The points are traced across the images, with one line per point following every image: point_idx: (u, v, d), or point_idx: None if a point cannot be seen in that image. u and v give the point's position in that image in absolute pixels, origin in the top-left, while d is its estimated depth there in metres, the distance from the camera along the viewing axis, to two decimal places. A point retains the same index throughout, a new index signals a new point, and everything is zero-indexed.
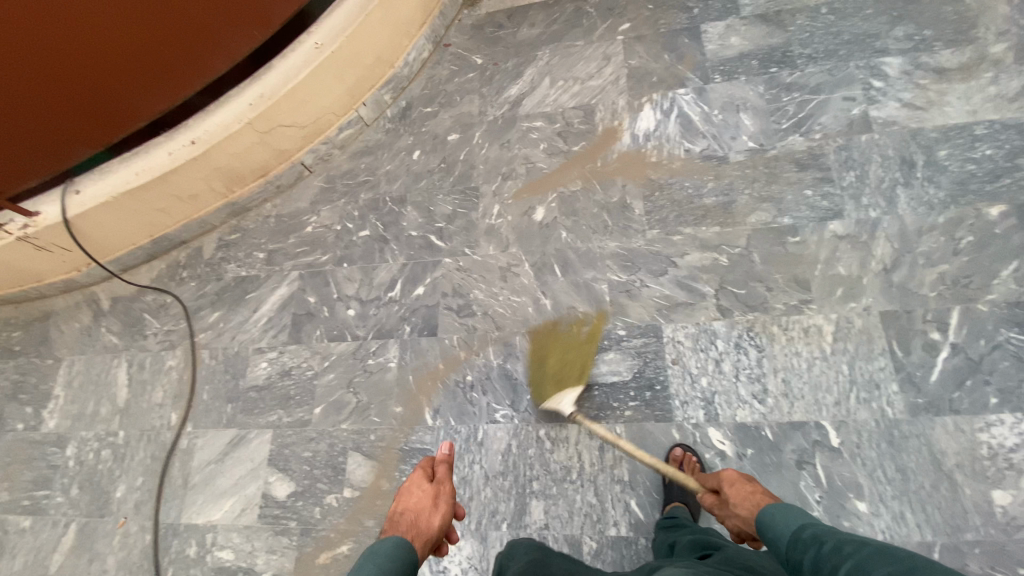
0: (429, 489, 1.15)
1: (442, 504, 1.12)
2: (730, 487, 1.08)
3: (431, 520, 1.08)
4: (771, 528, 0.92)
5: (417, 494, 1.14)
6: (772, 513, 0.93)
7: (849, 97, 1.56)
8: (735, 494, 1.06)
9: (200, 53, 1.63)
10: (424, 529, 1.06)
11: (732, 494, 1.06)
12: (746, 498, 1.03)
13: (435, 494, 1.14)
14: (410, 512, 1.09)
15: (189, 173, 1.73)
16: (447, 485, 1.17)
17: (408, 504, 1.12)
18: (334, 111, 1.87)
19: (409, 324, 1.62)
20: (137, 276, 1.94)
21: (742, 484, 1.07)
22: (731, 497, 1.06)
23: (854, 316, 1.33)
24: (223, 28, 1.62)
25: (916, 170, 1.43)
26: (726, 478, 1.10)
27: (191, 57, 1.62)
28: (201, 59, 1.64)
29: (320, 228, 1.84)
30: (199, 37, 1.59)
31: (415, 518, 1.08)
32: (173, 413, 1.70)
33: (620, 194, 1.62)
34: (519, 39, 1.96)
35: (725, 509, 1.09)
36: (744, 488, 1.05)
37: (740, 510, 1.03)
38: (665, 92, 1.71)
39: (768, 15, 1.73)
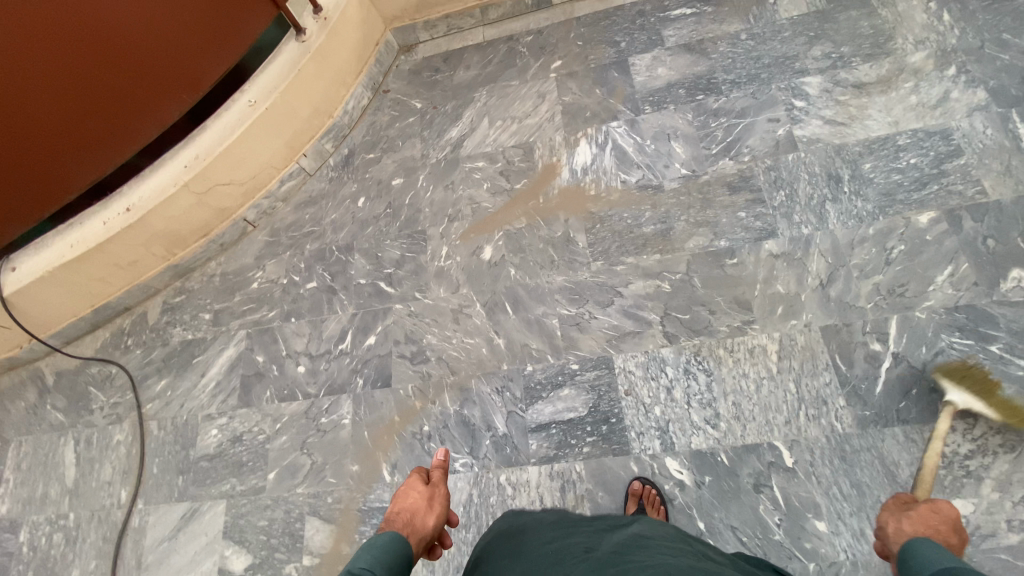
0: (425, 492, 1.11)
1: (437, 506, 1.07)
2: (927, 509, 0.94)
3: (425, 520, 1.03)
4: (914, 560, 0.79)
5: (413, 495, 1.10)
6: (924, 546, 0.81)
7: (773, 119, 1.61)
8: (918, 514, 0.92)
9: (130, 123, 1.61)
10: (418, 528, 1.01)
11: (920, 514, 0.92)
12: (922, 525, 0.90)
13: (430, 496, 1.09)
14: (405, 512, 1.04)
15: (127, 240, 1.69)
16: (443, 488, 1.12)
17: (404, 505, 1.08)
18: (274, 165, 1.86)
19: (362, 375, 1.59)
20: (80, 348, 1.87)
21: (944, 519, 0.91)
22: (914, 512, 0.93)
23: (796, 333, 1.35)
24: (150, 95, 1.60)
25: (842, 185, 1.48)
26: (935, 505, 0.94)
27: (119, 126, 1.59)
28: (130, 128, 1.62)
29: (267, 284, 1.81)
30: (125, 106, 1.57)
31: (410, 517, 1.03)
32: (123, 490, 1.62)
33: (563, 229, 1.63)
34: (456, 82, 1.99)
35: (890, 515, 0.96)
36: (937, 522, 0.90)
37: (904, 523, 0.91)
38: (599, 125, 1.75)
39: (692, 44, 1.79)
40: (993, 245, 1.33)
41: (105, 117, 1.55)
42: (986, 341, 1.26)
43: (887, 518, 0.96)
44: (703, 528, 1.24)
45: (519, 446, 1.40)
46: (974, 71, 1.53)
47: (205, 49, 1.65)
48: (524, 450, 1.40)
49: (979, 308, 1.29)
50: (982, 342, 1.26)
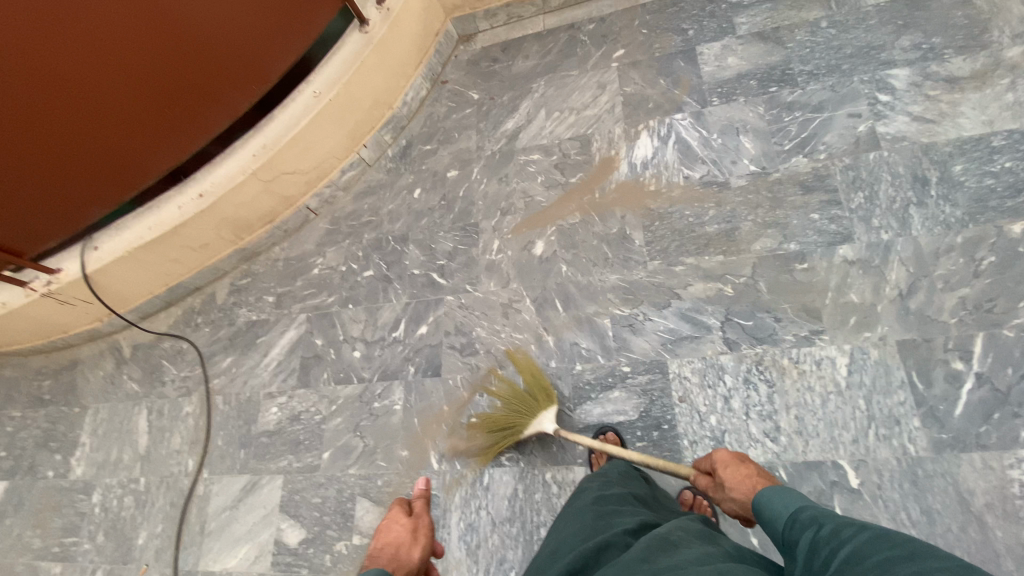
0: (407, 524, 1.27)
1: (422, 540, 1.23)
2: (726, 469, 1.07)
3: (411, 553, 1.19)
4: (767, 513, 0.91)
5: (396, 528, 1.26)
6: (769, 497, 0.92)
7: (854, 114, 1.50)
8: (731, 478, 1.05)
9: (204, 114, 1.70)
10: (404, 561, 1.16)
11: (728, 477, 1.05)
12: (741, 481, 1.03)
13: (414, 530, 1.25)
14: (390, 546, 1.20)
15: (199, 224, 1.78)
16: (425, 521, 1.30)
17: (386, 540, 1.23)
18: (335, 155, 1.91)
19: (413, 364, 1.63)
20: (155, 323, 2.01)
21: (739, 466, 1.06)
22: (725, 480, 1.05)
23: (869, 346, 1.27)
24: (222, 87, 1.67)
25: (930, 188, 1.36)
26: (721, 460, 1.09)
27: (193, 117, 1.68)
28: (203, 118, 1.70)
29: (326, 270, 1.87)
30: (199, 97, 1.65)
31: (395, 552, 1.18)
32: (190, 459, 1.74)
33: (619, 225, 1.59)
34: (514, 72, 1.96)
35: (720, 492, 1.07)
36: (744, 474, 1.04)
37: (735, 492, 1.02)
38: (662, 118, 1.68)
39: (766, 33, 1.69)
40: None
41: (181, 109, 1.63)
42: None
43: (728, 501, 1.05)
44: (757, 544, 1.23)
45: (567, 445, 1.41)
46: None
47: (272, 42, 1.70)
48: (572, 450, 1.40)
49: None
50: None
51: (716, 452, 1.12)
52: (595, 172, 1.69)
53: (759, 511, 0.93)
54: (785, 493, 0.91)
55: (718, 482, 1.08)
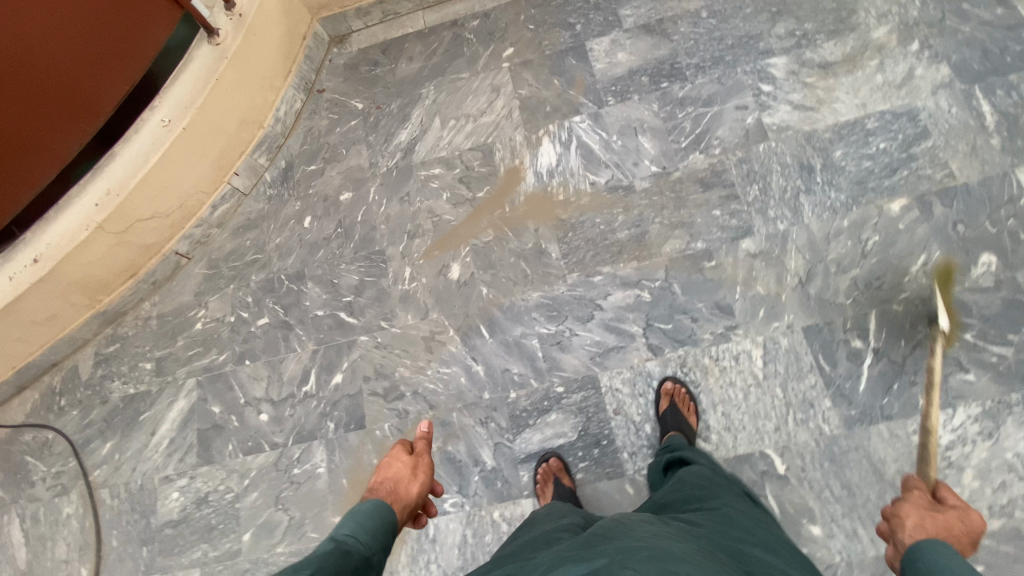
0: (409, 460, 1.08)
1: (422, 476, 1.05)
2: (953, 515, 0.82)
3: (410, 489, 1.02)
4: (927, 558, 0.72)
5: (396, 465, 1.07)
6: (940, 555, 0.71)
7: (741, 106, 1.54)
8: (946, 518, 0.81)
9: (23, 167, 1.36)
10: (403, 496, 1.00)
11: (947, 521, 0.80)
12: (941, 528, 0.79)
13: (415, 466, 1.07)
14: (389, 481, 1.02)
15: (39, 295, 1.46)
16: (427, 459, 1.10)
17: (386, 474, 1.05)
18: (202, 189, 1.65)
19: (332, 419, 1.48)
20: (3, 415, 1.66)
21: (966, 526, 0.80)
22: (932, 515, 0.82)
23: (779, 336, 1.33)
24: (36, 131, 1.34)
25: (815, 175, 1.44)
26: (968, 515, 0.82)
27: (7, 175, 1.34)
28: (22, 171, 1.37)
29: (213, 323, 1.63)
30: (10, 150, 1.31)
31: (394, 486, 1.02)
32: (79, 570, 1.47)
33: (534, 239, 1.53)
34: (400, 77, 1.80)
35: (910, 504, 0.86)
36: (954, 530, 0.79)
37: (923, 522, 0.80)
38: (561, 121, 1.63)
39: (651, 25, 1.67)
40: (964, 230, 1.34)
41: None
42: (961, 330, 1.28)
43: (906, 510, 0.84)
44: None
45: (511, 479, 1.35)
46: (935, 45, 1.50)
47: (101, 67, 1.41)
48: (516, 482, 1.34)
49: (953, 296, 1.30)
50: (957, 331, 1.28)
51: (972, 511, 0.82)
52: (500, 184, 1.61)
53: (916, 555, 0.74)
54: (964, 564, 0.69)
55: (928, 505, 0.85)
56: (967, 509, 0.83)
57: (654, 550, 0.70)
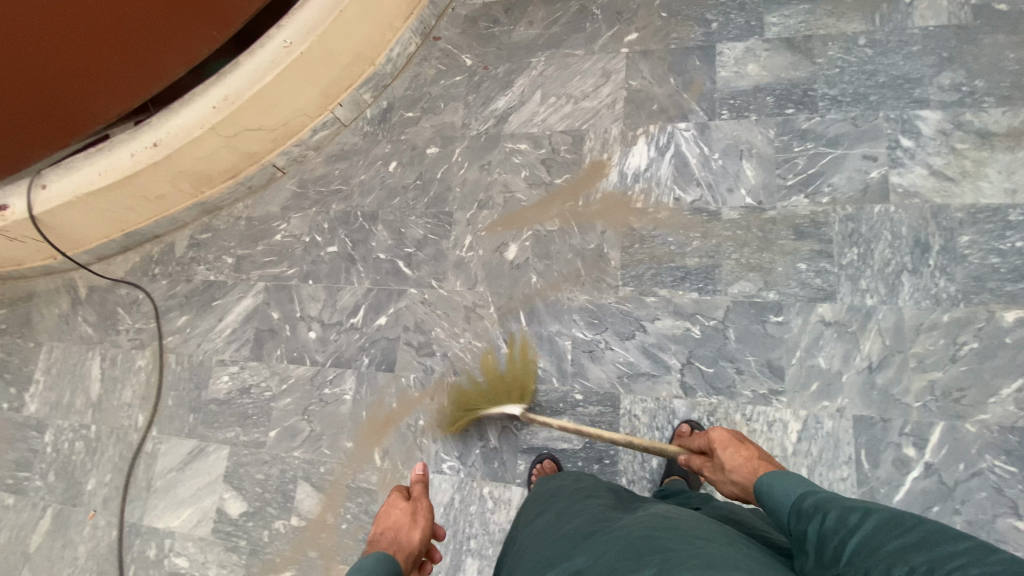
0: (407, 508, 1.09)
1: (422, 521, 1.07)
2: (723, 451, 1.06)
3: (411, 536, 1.02)
4: (766, 496, 0.85)
5: (395, 513, 1.08)
6: (771, 481, 0.86)
7: (870, 156, 1.36)
8: (727, 460, 1.03)
9: (153, 60, 1.57)
10: (405, 544, 1.00)
11: (728, 460, 1.03)
12: (741, 463, 1.01)
13: (413, 512, 1.08)
14: (389, 531, 1.02)
15: (154, 175, 1.66)
16: (425, 505, 1.11)
17: (385, 524, 1.05)
18: (306, 113, 1.74)
19: (367, 355, 1.59)
20: (111, 268, 1.93)
21: (735, 447, 1.05)
22: (723, 463, 1.04)
23: (824, 416, 1.24)
24: (170, 30, 1.53)
25: (929, 256, 1.27)
26: (720, 440, 1.07)
27: (140, 61, 1.55)
28: (153, 64, 1.58)
29: (289, 238, 1.77)
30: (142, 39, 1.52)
31: (395, 535, 1.02)
32: (141, 414, 1.73)
33: (598, 241, 1.49)
34: (515, 40, 1.75)
35: (716, 472, 1.07)
36: (740, 456, 1.02)
37: (736, 476, 1.01)
38: (664, 124, 1.53)
39: (796, 40, 1.50)
40: None
41: (124, 49, 1.52)
42: None
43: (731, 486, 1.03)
44: None
45: (508, 464, 1.40)
46: None
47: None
48: (512, 469, 1.39)
49: None
50: None
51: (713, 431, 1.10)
52: (582, 176, 1.56)
53: (763, 496, 0.87)
54: (787, 476, 0.85)
55: (717, 464, 1.07)
56: (712, 432, 1.10)
57: (704, 557, 0.64)
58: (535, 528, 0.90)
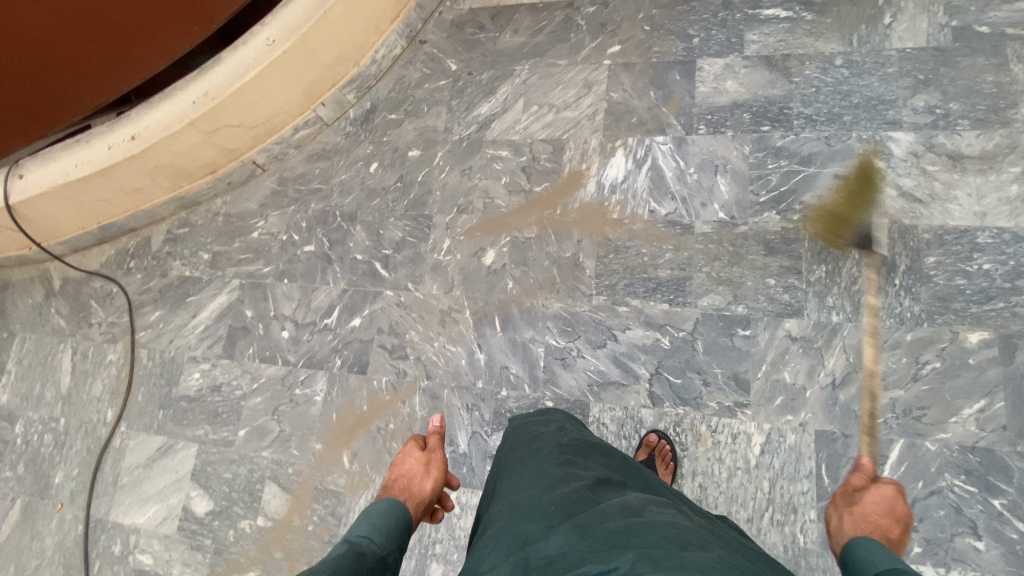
0: (422, 458, 1.08)
1: (435, 472, 1.06)
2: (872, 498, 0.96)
3: (423, 485, 1.03)
4: (859, 552, 0.81)
5: (410, 461, 1.08)
6: (870, 547, 0.81)
7: (841, 175, 1.39)
8: (864, 504, 0.95)
9: (132, 51, 1.54)
10: (416, 494, 1.01)
11: (868, 505, 0.94)
12: (868, 513, 0.92)
13: (427, 462, 1.07)
14: (402, 479, 1.03)
15: (130, 168, 1.65)
16: (440, 454, 1.10)
17: (400, 471, 1.06)
18: (288, 111, 1.74)
19: (340, 356, 1.58)
20: (86, 260, 1.91)
21: (882, 505, 0.94)
22: (862, 502, 0.96)
23: (787, 431, 1.25)
24: (150, 22, 1.52)
25: (894, 276, 1.30)
26: (880, 492, 0.96)
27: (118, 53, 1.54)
28: (132, 56, 1.55)
29: (267, 236, 1.76)
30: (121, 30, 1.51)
31: (406, 484, 1.02)
32: (110, 409, 1.71)
33: (574, 250, 1.50)
34: (500, 47, 1.77)
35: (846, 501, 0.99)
36: (879, 510, 0.93)
37: (848, 514, 0.94)
38: (643, 136, 1.55)
39: (774, 58, 1.52)
40: None
41: (104, 41, 1.51)
42: (991, 493, 1.15)
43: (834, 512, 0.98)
44: None
45: (476, 469, 1.40)
46: None
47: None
48: (480, 474, 1.39)
49: (997, 455, 1.16)
50: (986, 492, 1.15)
51: (889, 488, 0.97)
52: (562, 184, 1.58)
53: (858, 547, 0.82)
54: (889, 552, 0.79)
55: (856, 501, 0.98)
56: (888, 487, 0.97)
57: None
58: (515, 479, 0.91)
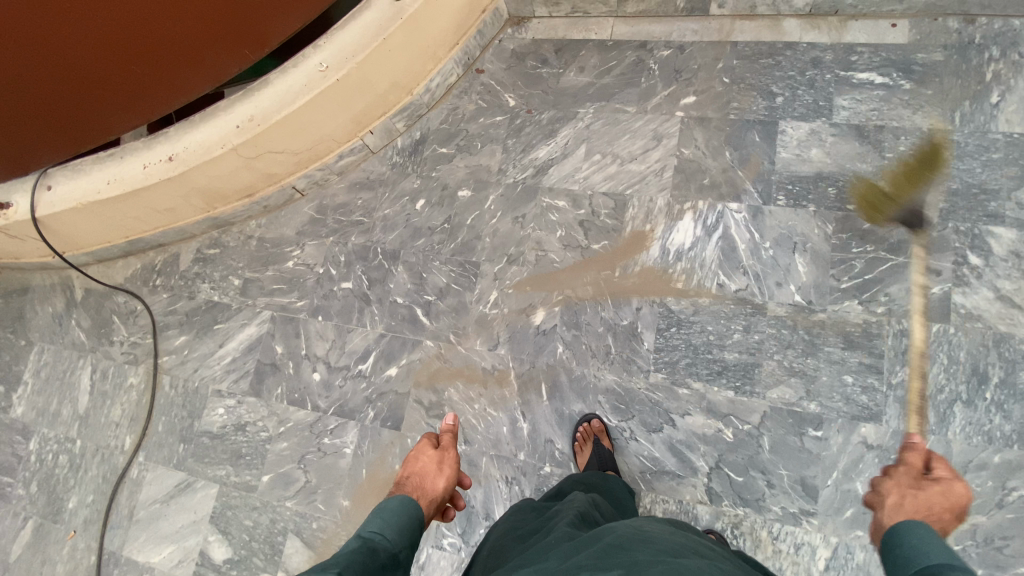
0: (435, 455, 1.06)
1: (448, 469, 1.03)
2: (935, 492, 0.86)
3: (436, 483, 1.00)
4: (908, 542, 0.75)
5: (424, 459, 1.05)
6: (921, 537, 0.74)
7: (933, 269, 1.28)
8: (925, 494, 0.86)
9: (180, 75, 1.51)
10: (428, 491, 0.98)
11: (928, 496, 0.85)
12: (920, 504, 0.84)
13: (440, 460, 1.05)
14: (416, 476, 1.01)
15: (165, 190, 1.57)
16: (454, 452, 1.08)
17: (413, 469, 1.04)
18: (335, 138, 1.64)
19: (374, 408, 1.50)
20: (111, 273, 1.84)
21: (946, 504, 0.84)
22: (921, 491, 0.86)
23: (856, 547, 1.16)
24: (202, 47, 1.47)
25: (985, 388, 1.20)
26: (949, 490, 0.85)
27: (167, 76, 1.50)
28: (180, 80, 1.52)
29: (302, 267, 1.67)
30: (171, 54, 1.46)
31: (420, 480, 1.00)
32: (128, 437, 1.64)
33: (632, 318, 1.40)
34: (564, 84, 1.65)
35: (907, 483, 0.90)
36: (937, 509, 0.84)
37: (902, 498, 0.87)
38: (715, 201, 1.43)
39: (866, 129, 1.41)
40: None
41: (151, 64, 1.46)
42: None
43: (892, 490, 0.90)
44: None
45: None
46: None
47: (272, 6, 1.46)
48: None
49: None
50: None
51: (959, 485, 0.86)
52: (621, 247, 1.46)
53: (897, 538, 0.77)
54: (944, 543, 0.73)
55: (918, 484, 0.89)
56: (956, 482, 0.86)
57: (670, 564, 0.72)
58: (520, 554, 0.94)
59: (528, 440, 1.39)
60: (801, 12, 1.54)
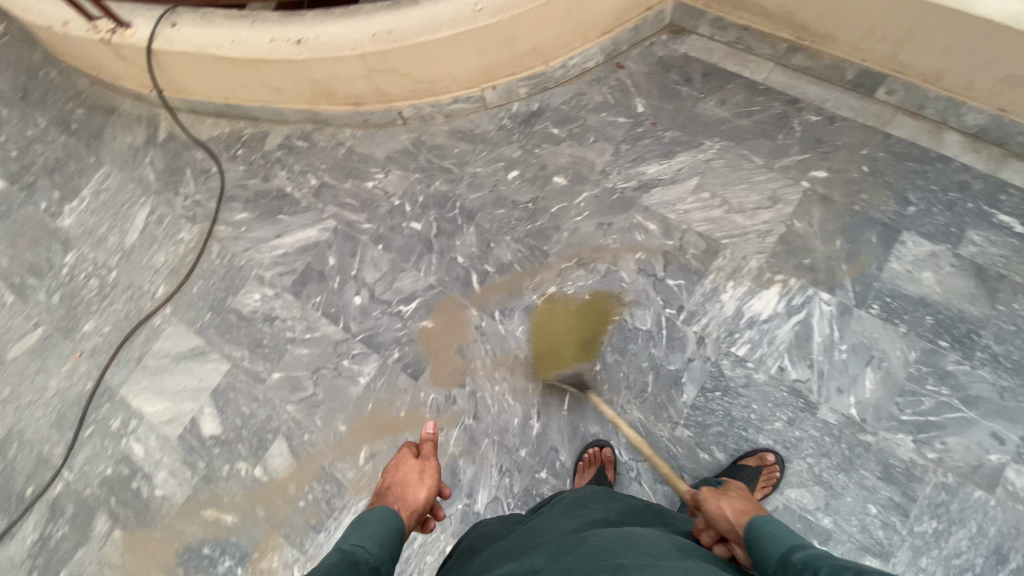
0: (416, 465, 1.12)
1: (428, 479, 1.09)
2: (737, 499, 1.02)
3: (417, 493, 1.05)
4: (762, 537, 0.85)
5: (404, 471, 1.11)
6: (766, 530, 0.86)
7: (1000, 437, 1.22)
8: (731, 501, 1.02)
9: None
10: (410, 500, 1.02)
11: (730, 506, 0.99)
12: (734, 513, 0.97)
13: (421, 470, 1.10)
14: (396, 487, 1.06)
15: (284, 70, 1.57)
16: (434, 462, 1.13)
17: (395, 479, 1.09)
18: (458, 81, 1.61)
19: (399, 350, 1.50)
20: (198, 127, 1.85)
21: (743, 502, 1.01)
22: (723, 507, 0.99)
23: None
24: None
25: (1002, 571, 1.15)
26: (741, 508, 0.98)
27: None
28: None
29: (379, 190, 1.66)
30: None
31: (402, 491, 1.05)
32: (162, 286, 1.67)
33: (680, 365, 1.37)
34: (699, 111, 1.58)
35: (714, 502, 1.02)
36: (736, 496, 1.01)
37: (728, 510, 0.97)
38: (807, 284, 1.38)
39: (988, 272, 1.33)
40: None
41: None
42: None
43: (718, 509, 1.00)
44: None
45: None
46: None
47: None
48: None
49: None
50: None
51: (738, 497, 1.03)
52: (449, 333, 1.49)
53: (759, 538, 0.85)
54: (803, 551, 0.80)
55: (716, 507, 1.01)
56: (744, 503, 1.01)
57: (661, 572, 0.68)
58: (496, 552, 0.89)
59: (535, 442, 1.38)
60: (969, 129, 1.44)
